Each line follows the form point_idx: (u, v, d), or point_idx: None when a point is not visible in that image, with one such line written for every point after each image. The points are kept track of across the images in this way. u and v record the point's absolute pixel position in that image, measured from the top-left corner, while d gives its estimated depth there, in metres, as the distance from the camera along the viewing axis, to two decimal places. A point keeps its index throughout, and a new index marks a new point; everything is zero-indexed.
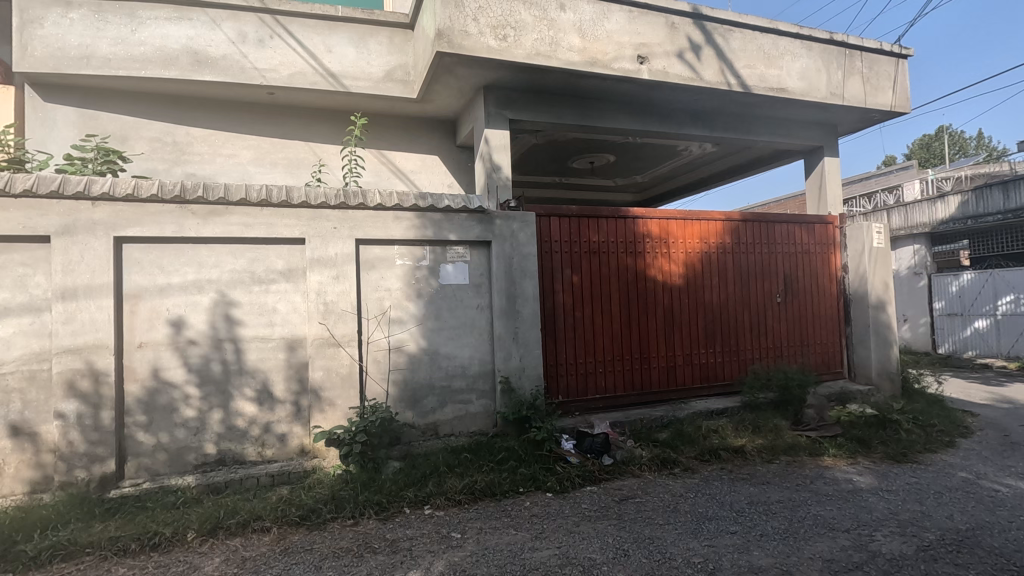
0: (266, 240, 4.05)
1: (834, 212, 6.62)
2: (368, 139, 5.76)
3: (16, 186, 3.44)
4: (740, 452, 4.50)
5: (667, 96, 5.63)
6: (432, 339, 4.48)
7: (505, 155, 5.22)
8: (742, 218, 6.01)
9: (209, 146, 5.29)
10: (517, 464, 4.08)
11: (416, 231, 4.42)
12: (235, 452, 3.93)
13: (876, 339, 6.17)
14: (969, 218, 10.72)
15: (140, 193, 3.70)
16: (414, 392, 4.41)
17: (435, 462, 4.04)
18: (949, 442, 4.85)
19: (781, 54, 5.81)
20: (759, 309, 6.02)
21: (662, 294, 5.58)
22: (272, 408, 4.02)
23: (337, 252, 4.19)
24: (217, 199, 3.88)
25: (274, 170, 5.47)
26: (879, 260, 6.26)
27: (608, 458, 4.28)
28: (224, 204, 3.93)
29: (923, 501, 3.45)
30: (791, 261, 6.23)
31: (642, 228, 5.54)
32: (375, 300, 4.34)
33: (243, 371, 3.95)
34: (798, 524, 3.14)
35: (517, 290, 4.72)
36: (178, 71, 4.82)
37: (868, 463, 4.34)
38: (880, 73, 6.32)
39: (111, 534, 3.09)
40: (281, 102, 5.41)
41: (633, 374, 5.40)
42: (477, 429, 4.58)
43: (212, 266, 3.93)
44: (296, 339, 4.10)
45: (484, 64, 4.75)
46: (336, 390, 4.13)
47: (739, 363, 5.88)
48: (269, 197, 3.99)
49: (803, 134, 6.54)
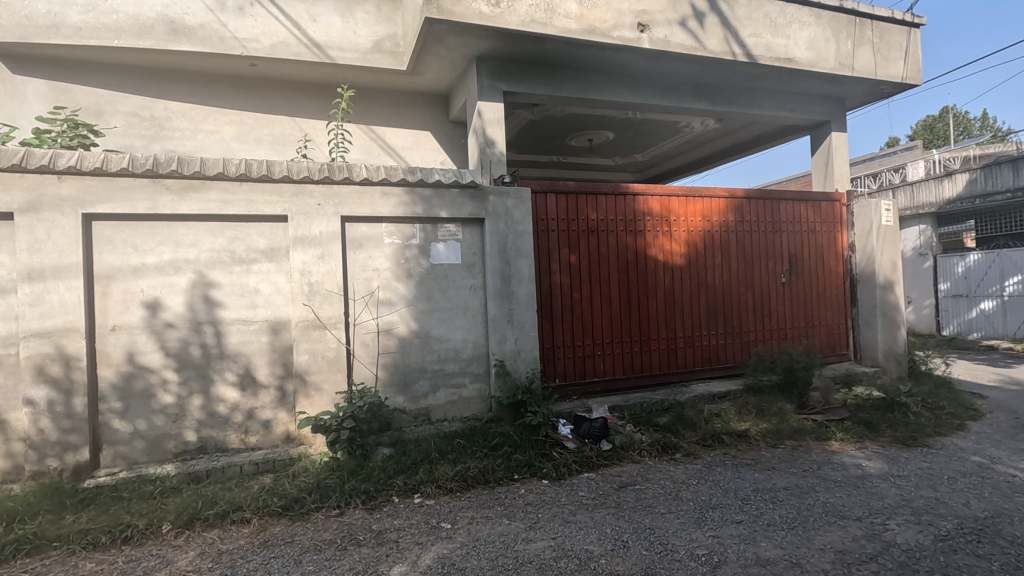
0: (246, 217, 3.84)
1: (842, 189, 6.39)
2: (357, 114, 5.52)
3: None
4: (743, 436, 4.33)
5: (669, 67, 5.37)
6: (424, 322, 4.29)
7: (499, 129, 4.99)
8: (746, 195, 5.79)
9: (189, 122, 5.05)
10: (512, 450, 3.92)
11: (405, 208, 4.22)
12: (217, 440, 3.77)
13: (884, 320, 5.99)
14: (977, 197, 10.50)
15: (109, 167, 3.48)
16: (405, 377, 4.23)
17: (426, 448, 3.88)
18: (959, 425, 4.69)
19: (788, 22, 5.53)
20: (763, 289, 5.83)
21: (663, 275, 5.38)
22: (256, 393, 3.85)
23: (321, 230, 3.99)
24: (192, 173, 3.66)
25: (258, 147, 5.25)
26: (887, 238, 6.05)
27: (607, 443, 4.12)
28: (200, 179, 3.71)
29: (937, 488, 3.29)
30: (797, 240, 6.02)
31: (643, 206, 5.33)
32: (363, 281, 4.14)
33: (224, 355, 3.77)
34: (807, 512, 2.98)
35: (512, 270, 4.52)
36: (154, 41, 4.56)
37: (877, 447, 4.18)
38: (891, 43, 6.03)
39: (83, 526, 2.93)
40: (265, 75, 5.16)
41: (633, 357, 5.23)
42: (471, 414, 4.42)
43: (189, 245, 3.72)
44: (280, 322, 3.92)
45: (476, 32, 4.49)
46: (322, 375, 3.96)
47: (742, 346, 5.70)
48: (248, 172, 3.78)
49: (810, 108, 6.29)
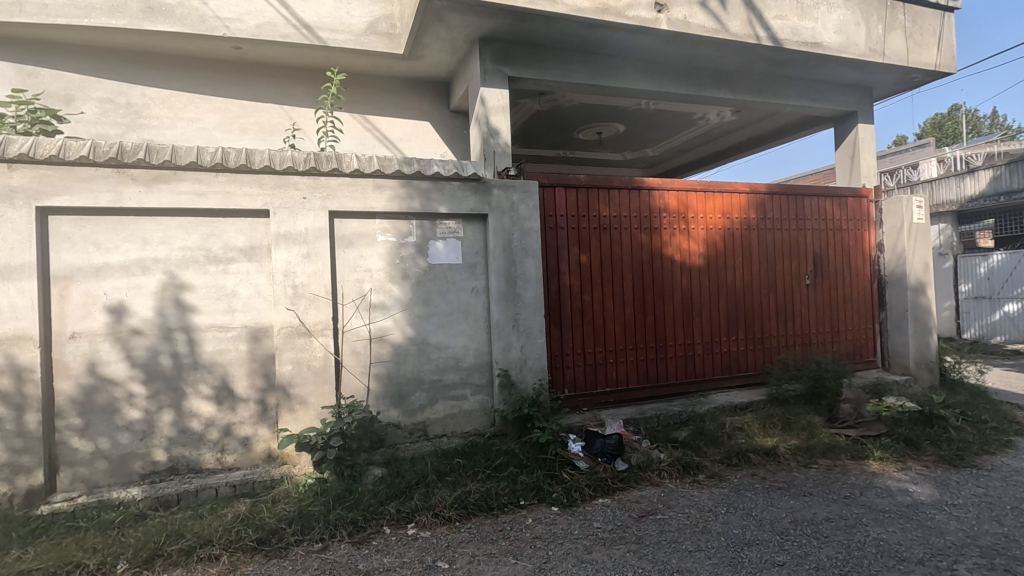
0: (223, 211, 3.46)
1: (869, 184, 5.98)
2: (351, 102, 5.13)
3: None
4: (772, 454, 3.93)
5: (687, 52, 4.96)
6: (421, 328, 3.91)
7: (504, 118, 4.59)
8: (769, 191, 5.39)
9: (168, 109, 4.67)
10: (517, 471, 3.54)
11: (400, 203, 3.83)
12: (190, 459, 3.39)
13: (915, 325, 5.57)
14: (1001, 195, 10.06)
15: (67, 155, 3.10)
16: (400, 388, 3.85)
17: (422, 469, 3.50)
18: (1007, 442, 4.28)
19: (816, 4, 5.10)
20: (787, 292, 5.43)
21: (680, 276, 4.99)
22: (233, 408, 3.47)
23: (307, 226, 3.60)
24: (161, 163, 3.28)
25: (244, 137, 4.87)
26: (919, 237, 5.63)
27: (622, 462, 3.73)
28: (170, 169, 3.33)
29: (1002, 521, 2.90)
30: (822, 239, 5.61)
31: (659, 201, 4.93)
32: (353, 283, 3.76)
33: (198, 365, 3.39)
34: (859, 553, 2.60)
35: (518, 270, 4.13)
36: (127, 20, 4.16)
37: (920, 468, 3.79)
38: (924, 28, 5.57)
39: (29, 566, 2.56)
40: (251, 59, 4.77)
41: (647, 364, 4.84)
42: (473, 429, 4.04)
43: (158, 242, 3.34)
44: (261, 328, 3.54)
45: (479, 10, 4.08)
46: (308, 387, 3.58)
47: (764, 352, 5.30)
48: (224, 162, 3.40)
49: (836, 98, 5.87)
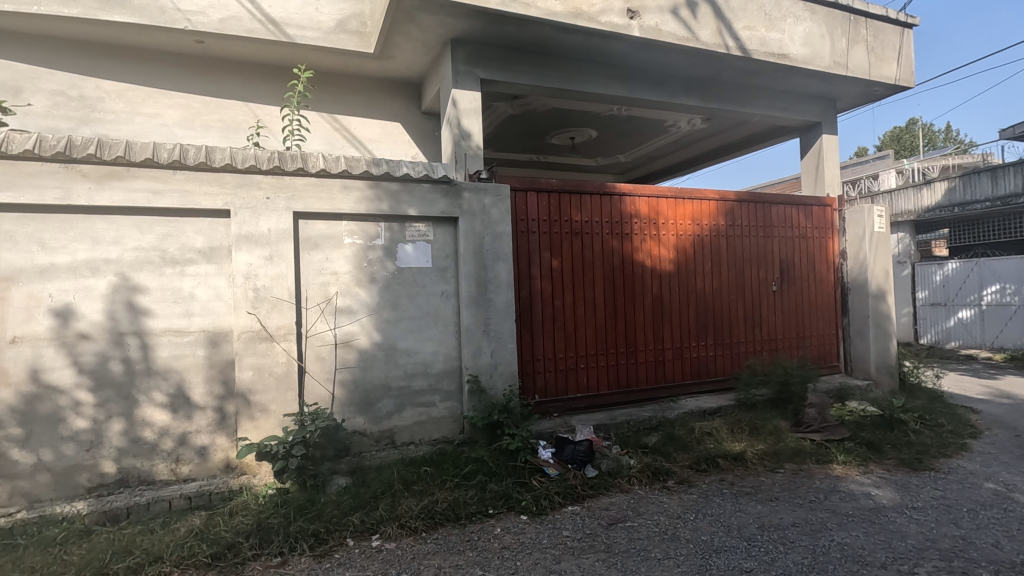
0: (180, 210, 3.31)
1: (833, 193, 6.12)
2: (319, 101, 5.01)
3: None
4: (739, 459, 3.96)
5: (659, 59, 5.00)
6: (389, 333, 3.82)
7: (476, 120, 4.54)
8: (737, 198, 5.47)
9: (125, 103, 4.47)
10: (486, 479, 3.47)
11: (369, 204, 3.74)
12: (141, 470, 3.23)
13: (877, 331, 5.72)
14: (955, 206, 10.48)
15: (10, 148, 2.92)
16: (366, 395, 3.75)
17: (389, 478, 3.40)
18: (962, 445, 4.40)
19: (783, 16, 5.20)
20: (754, 298, 5.51)
21: (651, 281, 5.01)
22: (189, 416, 3.31)
23: (270, 228, 3.48)
24: (114, 159, 3.13)
25: (206, 134, 4.70)
26: (880, 245, 5.79)
27: (592, 469, 3.70)
28: (124, 165, 3.17)
29: (959, 524, 2.96)
30: (789, 246, 5.72)
31: (631, 207, 4.95)
32: (318, 286, 3.65)
33: (152, 372, 3.23)
34: (824, 558, 2.62)
35: (489, 275, 4.08)
36: (80, 9, 3.96)
37: (882, 472, 3.87)
38: (885, 43, 5.74)
39: None
40: (214, 53, 4.61)
41: (618, 370, 4.84)
42: (442, 436, 3.96)
43: (110, 242, 3.18)
44: (220, 333, 3.40)
45: (451, 11, 4.03)
46: (269, 394, 3.45)
47: (732, 358, 5.36)
48: (183, 159, 3.26)
49: (802, 108, 6.00)
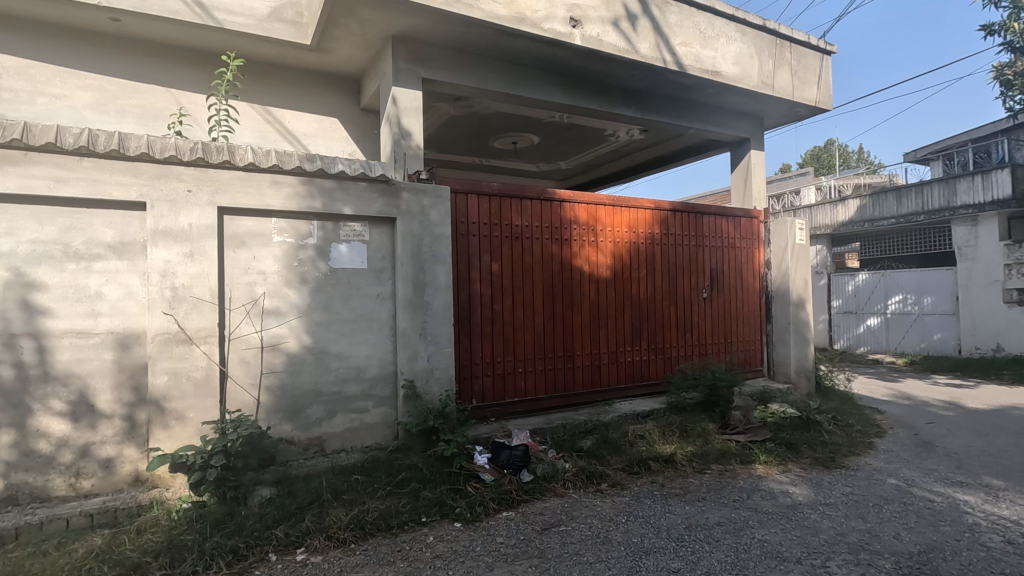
0: (88, 201, 3.04)
1: (759, 206, 6.46)
2: (250, 91, 4.76)
3: None
4: (669, 461, 4.08)
5: (600, 69, 5.10)
6: (320, 336, 3.66)
7: (416, 120, 4.46)
8: (672, 208, 5.66)
9: (27, 82, 4.07)
10: (420, 487, 3.40)
11: (301, 201, 3.58)
12: (34, 486, 2.92)
13: (796, 337, 6.07)
14: (865, 221, 11.35)
15: None
16: (295, 401, 3.58)
17: (317, 488, 3.26)
18: (869, 443, 4.73)
19: (716, 35, 5.44)
20: (686, 305, 5.71)
21: (589, 287, 5.09)
22: (93, 425, 3.03)
23: (191, 222, 3.26)
24: (11, 141, 2.83)
25: (121, 120, 4.35)
26: (800, 256, 6.15)
27: (527, 473, 3.70)
28: (21, 149, 2.87)
29: (866, 518, 3.18)
30: (718, 255, 5.98)
31: (570, 213, 5.01)
32: (244, 286, 3.45)
33: (50, 377, 2.94)
34: (746, 555, 2.73)
35: (427, 278, 4.00)
36: None
37: (799, 471, 4.09)
38: (806, 67, 6.13)
39: None
40: (133, 33, 4.28)
41: (556, 374, 4.87)
42: (375, 443, 3.84)
43: (3, 234, 2.87)
44: (131, 335, 3.14)
45: (393, 7, 3.93)
46: (186, 401, 3.22)
47: (665, 362, 5.53)
48: (91, 145, 2.99)
49: (732, 124, 6.30)
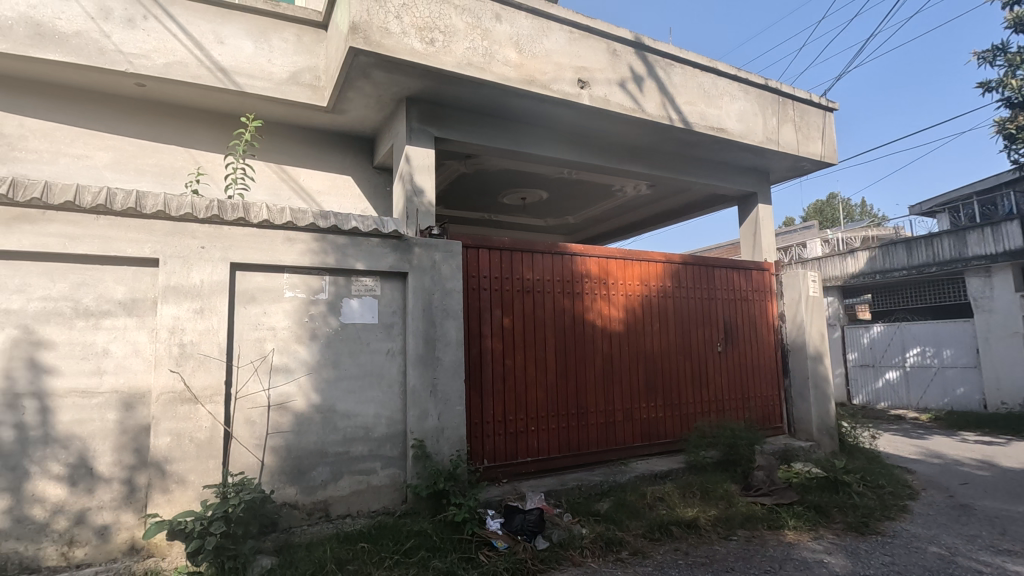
0: (104, 259, 2.98)
1: (769, 258, 6.39)
2: (265, 147, 4.67)
3: None
4: (693, 526, 3.85)
5: (608, 128, 5.09)
6: (328, 394, 3.48)
7: (429, 178, 4.33)
8: (683, 261, 5.64)
9: (50, 143, 4.00)
10: (429, 556, 3.16)
11: (312, 257, 3.48)
12: (25, 556, 2.72)
13: (815, 391, 5.87)
14: (876, 273, 11.33)
15: (14, 196, 2.76)
16: (299, 461, 3.36)
17: (320, 556, 3.04)
18: (902, 506, 4.46)
19: (720, 94, 5.51)
20: (700, 359, 5.58)
21: (602, 341, 4.98)
22: (92, 490, 2.85)
23: (202, 279, 3.16)
24: (95, 207, 2.93)
25: (139, 179, 4.24)
26: (815, 309, 6.06)
27: (543, 540, 3.48)
28: (101, 214, 2.96)
29: None
30: (731, 308, 5.89)
31: (582, 267, 4.98)
32: (252, 342, 3.30)
33: (50, 439, 2.79)
34: None
35: (437, 333, 3.84)
36: (10, 45, 3.56)
37: (832, 538, 3.85)
38: (809, 122, 6.21)
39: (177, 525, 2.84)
40: (157, 97, 4.25)
41: (570, 433, 4.68)
42: (382, 507, 3.59)
43: (14, 291, 2.79)
44: (136, 394, 2.99)
45: (407, 69, 3.90)
46: (188, 463, 3.02)
47: (680, 419, 5.34)
48: (75, 200, 2.87)
49: (737, 179, 6.35)
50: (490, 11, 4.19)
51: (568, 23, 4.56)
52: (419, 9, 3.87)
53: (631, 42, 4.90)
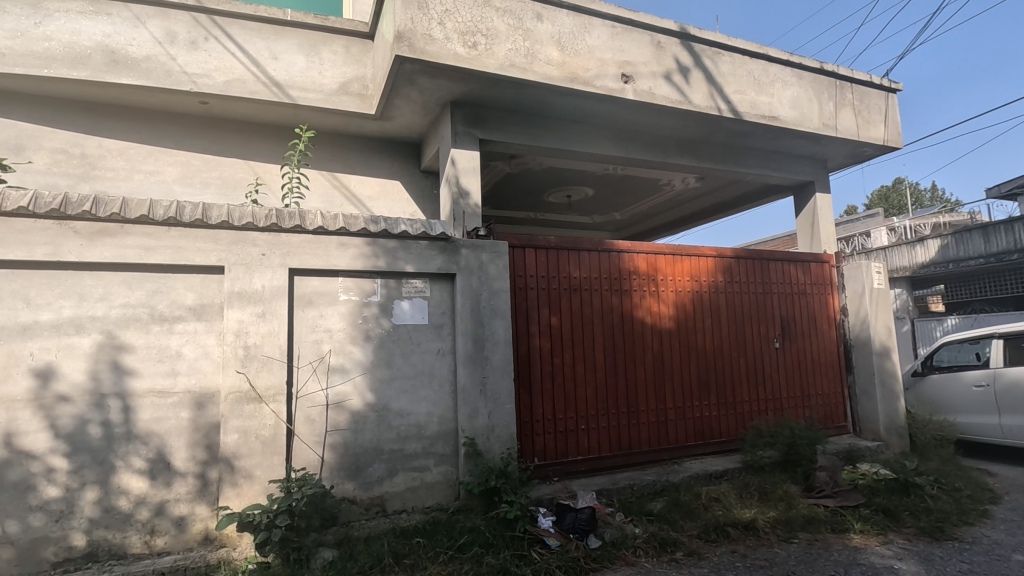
0: (176, 267, 3.18)
1: (828, 250, 6.11)
2: (318, 156, 4.87)
3: (71, 207, 2.96)
4: (751, 528, 3.74)
5: (654, 122, 5.00)
6: (382, 393, 3.59)
7: (474, 180, 4.39)
8: (735, 255, 5.48)
9: (125, 161, 4.30)
10: (482, 552, 3.21)
11: (365, 261, 3.60)
12: (113, 543, 2.95)
13: (882, 389, 5.57)
14: (950, 262, 10.64)
15: (97, 211, 3.00)
16: (357, 458, 3.49)
17: (378, 551, 3.14)
18: (983, 511, 4.17)
19: (771, 81, 5.31)
20: (756, 355, 5.40)
21: (651, 338, 4.91)
22: (169, 483, 3.06)
23: (264, 284, 3.33)
24: (165, 219, 3.13)
25: (205, 191, 4.50)
26: (881, 301, 5.74)
27: (595, 539, 3.46)
28: (171, 225, 3.17)
29: None
30: (788, 302, 5.67)
31: (630, 264, 4.92)
32: (311, 344, 3.45)
33: (132, 436, 3.01)
34: None
35: (486, 332, 3.89)
36: (89, 72, 3.86)
37: (903, 543, 3.65)
38: (869, 106, 5.89)
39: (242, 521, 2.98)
40: (219, 114, 4.49)
41: (621, 432, 4.64)
42: (436, 503, 3.68)
43: (98, 299, 3.03)
44: (206, 393, 3.19)
45: (451, 74, 3.97)
46: (254, 459, 3.20)
47: (736, 418, 5.19)
48: (150, 214, 3.09)
49: (792, 168, 6.10)
50: (531, 11, 4.21)
51: (610, 18, 4.51)
52: (461, 13, 3.93)
53: (676, 32, 4.79)
